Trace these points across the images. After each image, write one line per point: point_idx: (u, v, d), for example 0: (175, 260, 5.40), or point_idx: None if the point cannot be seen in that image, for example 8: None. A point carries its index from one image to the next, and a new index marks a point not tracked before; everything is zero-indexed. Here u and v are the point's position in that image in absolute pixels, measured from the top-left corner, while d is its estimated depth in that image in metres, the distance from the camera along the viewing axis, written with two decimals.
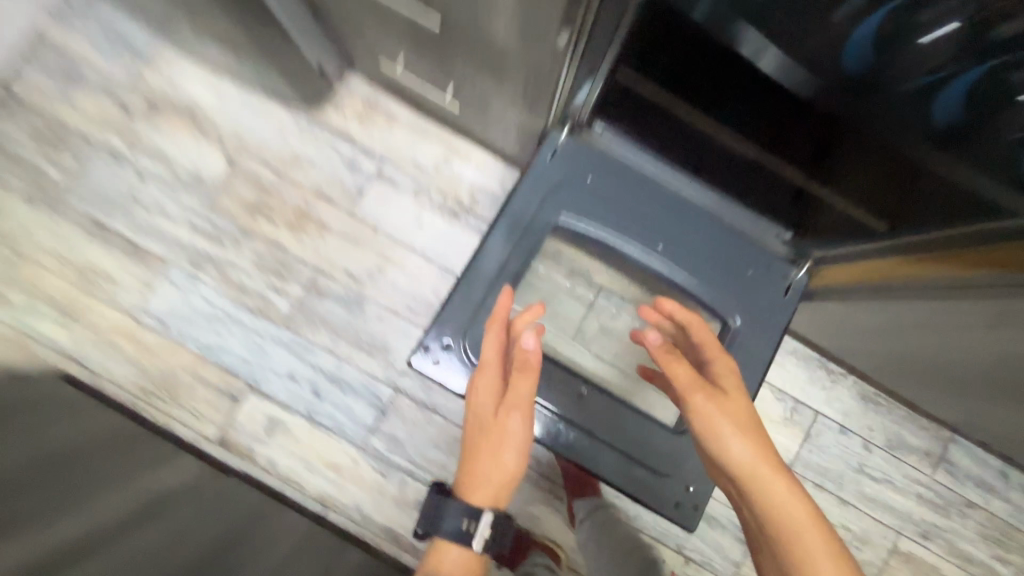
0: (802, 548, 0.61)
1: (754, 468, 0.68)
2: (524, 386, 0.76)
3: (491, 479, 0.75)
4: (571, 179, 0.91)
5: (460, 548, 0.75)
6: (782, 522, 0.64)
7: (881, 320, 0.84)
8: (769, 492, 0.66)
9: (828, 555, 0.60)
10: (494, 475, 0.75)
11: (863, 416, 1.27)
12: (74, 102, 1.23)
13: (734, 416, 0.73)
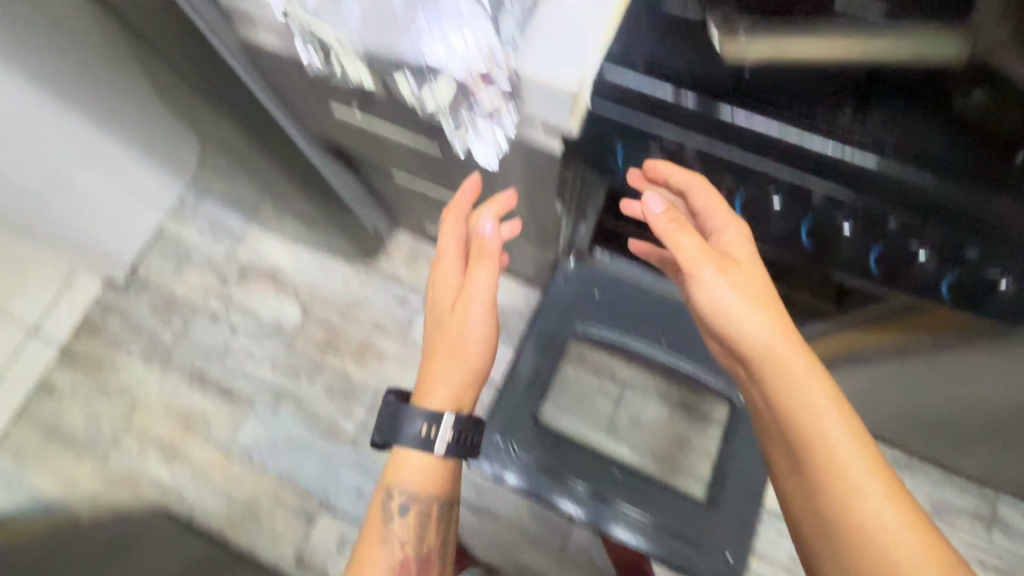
0: (828, 456, 0.54)
1: (775, 347, 0.57)
2: (485, 277, 0.69)
3: (451, 380, 0.71)
4: (582, 295, 1.07)
5: (421, 455, 0.72)
6: (800, 407, 0.56)
7: (862, 382, 0.92)
8: (797, 391, 0.56)
9: (858, 456, 0.54)
10: (453, 375, 0.71)
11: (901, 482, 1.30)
12: (183, 278, 1.54)
13: (750, 296, 0.57)
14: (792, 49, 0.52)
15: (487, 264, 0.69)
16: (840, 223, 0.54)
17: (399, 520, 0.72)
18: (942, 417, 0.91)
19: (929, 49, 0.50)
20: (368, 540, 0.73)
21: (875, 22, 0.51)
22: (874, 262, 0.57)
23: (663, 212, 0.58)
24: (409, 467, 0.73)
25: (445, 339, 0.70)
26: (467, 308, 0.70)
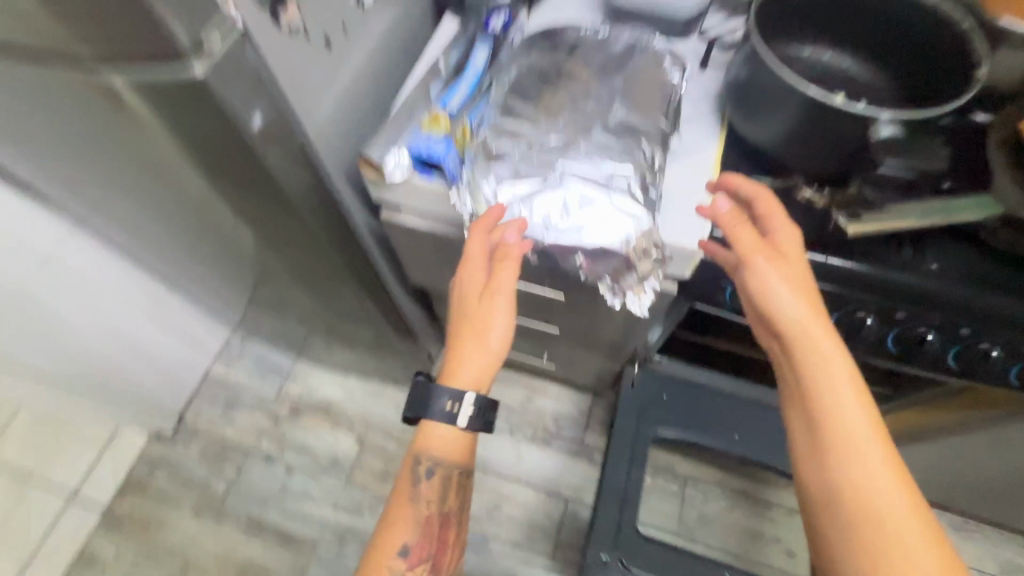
0: (853, 450, 0.58)
1: (809, 328, 0.60)
2: (510, 270, 0.59)
3: (475, 364, 0.63)
4: (651, 399, 1.14)
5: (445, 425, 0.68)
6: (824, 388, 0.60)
7: (929, 453, 1.00)
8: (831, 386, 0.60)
9: (879, 451, 0.58)
10: (479, 360, 0.63)
11: (966, 546, 1.34)
12: (232, 421, 1.54)
13: (799, 287, 0.61)
14: (881, 224, 0.62)
15: (509, 260, 0.58)
16: (925, 335, 0.64)
17: (427, 487, 0.70)
18: (1009, 480, 0.99)
19: (953, 214, 0.60)
20: (396, 496, 0.71)
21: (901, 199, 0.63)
22: (955, 364, 0.66)
23: (727, 211, 0.63)
24: (439, 437, 0.70)
25: (471, 324, 0.62)
26: (495, 296, 0.61)
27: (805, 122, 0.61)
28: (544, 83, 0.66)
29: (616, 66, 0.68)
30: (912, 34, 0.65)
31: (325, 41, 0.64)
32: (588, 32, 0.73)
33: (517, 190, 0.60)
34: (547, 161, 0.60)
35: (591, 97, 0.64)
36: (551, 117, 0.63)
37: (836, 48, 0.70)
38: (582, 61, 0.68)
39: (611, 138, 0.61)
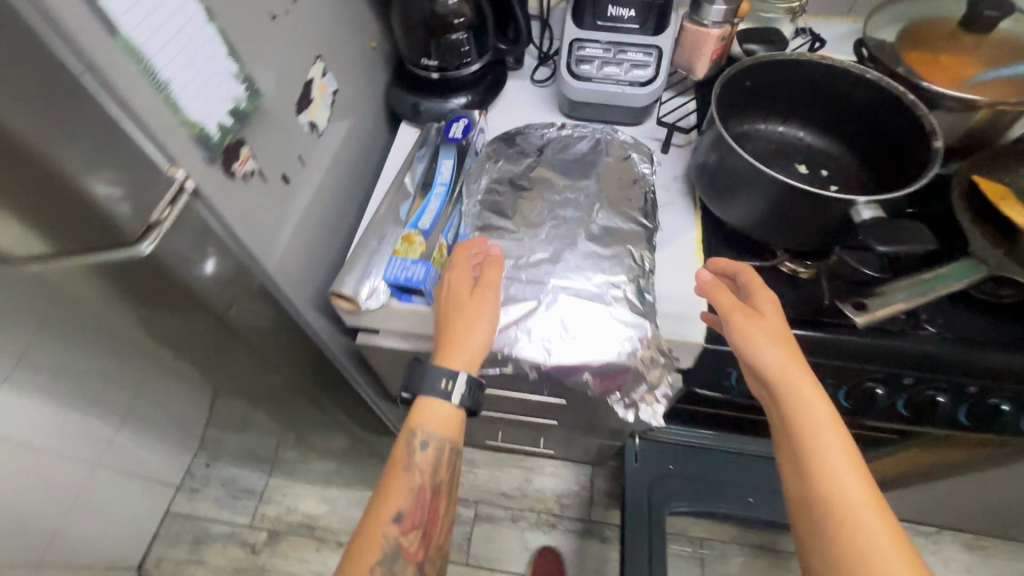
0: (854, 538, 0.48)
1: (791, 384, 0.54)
2: (496, 274, 0.55)
3: (469, 343, 0.53)
4: (657, 471, 1.09)
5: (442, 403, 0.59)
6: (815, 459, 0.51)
7: (941, 488, 0.99)
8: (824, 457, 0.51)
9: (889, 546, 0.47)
10: (473, 339, 0.53)
11: (983, 564, 1.33)
12: (203, 560, 1.38)
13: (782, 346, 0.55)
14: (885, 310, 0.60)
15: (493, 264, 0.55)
16: (937, 398, 0.63)
17: (421, 461, 0.59)
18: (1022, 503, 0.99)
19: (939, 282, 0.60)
20: (390, 467, 0.60)
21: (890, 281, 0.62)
22: (968, 420, 0.65)
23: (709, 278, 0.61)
24: (435, 410, 0.59)
25: (465, 314, 0.53)
26: (484, 299, 0.54)
27: (776, 206, 0.62)
28: (518, 193, 0.65)
29: (588, 168, 0.69)
30: (858, 103, 0.68)
31: (284, 178, 0.61)
32: (552, 130, 0.74)
33: (509, 314, 0.56)
34: (535, 277, 0.58)
35: (568, 201, 0.64)
36: (532, 231, 0.61)
37: (793, 119, 0.74)
38: (553, 166, 0.68)
39: (597, 245, 0.60)
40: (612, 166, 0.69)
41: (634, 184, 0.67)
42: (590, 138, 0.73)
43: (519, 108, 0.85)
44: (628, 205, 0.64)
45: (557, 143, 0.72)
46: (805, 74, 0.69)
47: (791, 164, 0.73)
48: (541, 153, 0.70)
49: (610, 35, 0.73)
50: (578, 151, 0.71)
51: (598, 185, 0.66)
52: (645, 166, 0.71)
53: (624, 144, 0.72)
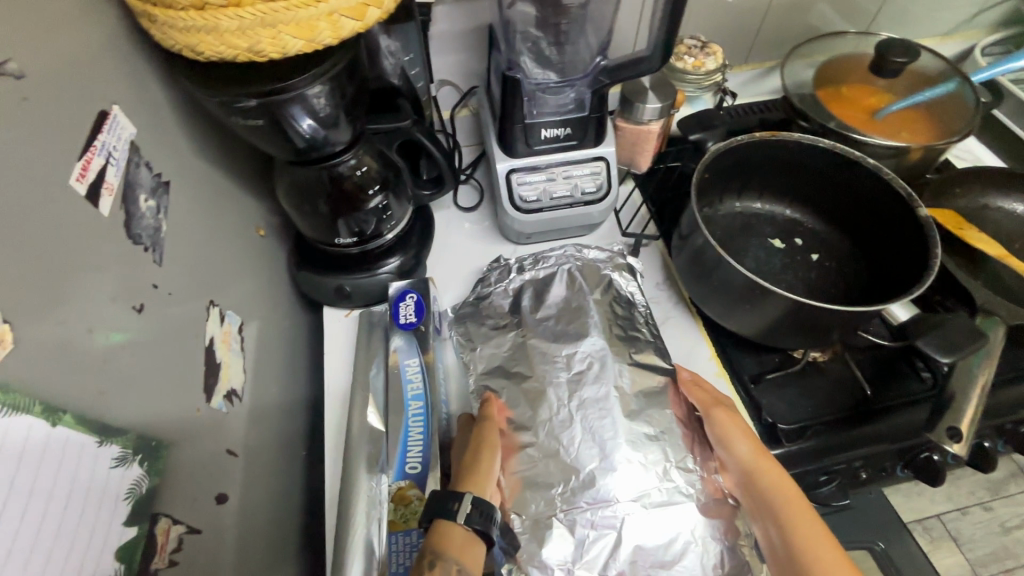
0: None
1: (760, 477, 0.47)
2: (496, 410, 0.52)
3: (478, 469, 0.47)
4: None
5: (449, 528, 0.43)
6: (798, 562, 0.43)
7: None
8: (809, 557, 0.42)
9: None
10: (486, 465, 0.48)
11: (960, 487, 1.44)
12: None
13: (753, 442, 0.49)
14: (968, 418, 0.51)
15: (491, 404, 0.53)
16: (984, 444, 0.62)
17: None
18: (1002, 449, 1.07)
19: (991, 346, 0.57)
20: None
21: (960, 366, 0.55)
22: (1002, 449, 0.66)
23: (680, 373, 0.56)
24: (446, 532, 0.43)
25: (471, 448, 0.49)
26: (488, 433, 0.50)
27: (793, 314, 0.56)
28: (523, 390, 0.54)
29: (579, 315, 0.59)
30: (815, 169, 0.66)
31: (218, 496, 0.44)
32: (513, 278, 0.63)
33: (591, 562, 0.45)
34: (599, 498, 0.47)
35: (586, 374, 0.54)
36: (559, 437, 0.50)
37: (747, 193, 0.71)
38: (547, 331, 0.58)
39: (642, 424, 0.51)
40: (598, 300, 0.60)
41: (631, 320, 0.60)
42: (561, 274, 0.62)
43: (460, 249, 0.72)
44: (641, 350, 0.57)
45: (529, 290, 0.62)
46: (756, 152, 0.66)
47: (764, 239, 0.69)
48: (522, 320, 0.59)
49: (548, 160, 0.63)
50: (556, 297, 0.61)
51: (606, 337, 0.57)
52: (629, 283, 0.63)
53: (597, 264, 0.64)
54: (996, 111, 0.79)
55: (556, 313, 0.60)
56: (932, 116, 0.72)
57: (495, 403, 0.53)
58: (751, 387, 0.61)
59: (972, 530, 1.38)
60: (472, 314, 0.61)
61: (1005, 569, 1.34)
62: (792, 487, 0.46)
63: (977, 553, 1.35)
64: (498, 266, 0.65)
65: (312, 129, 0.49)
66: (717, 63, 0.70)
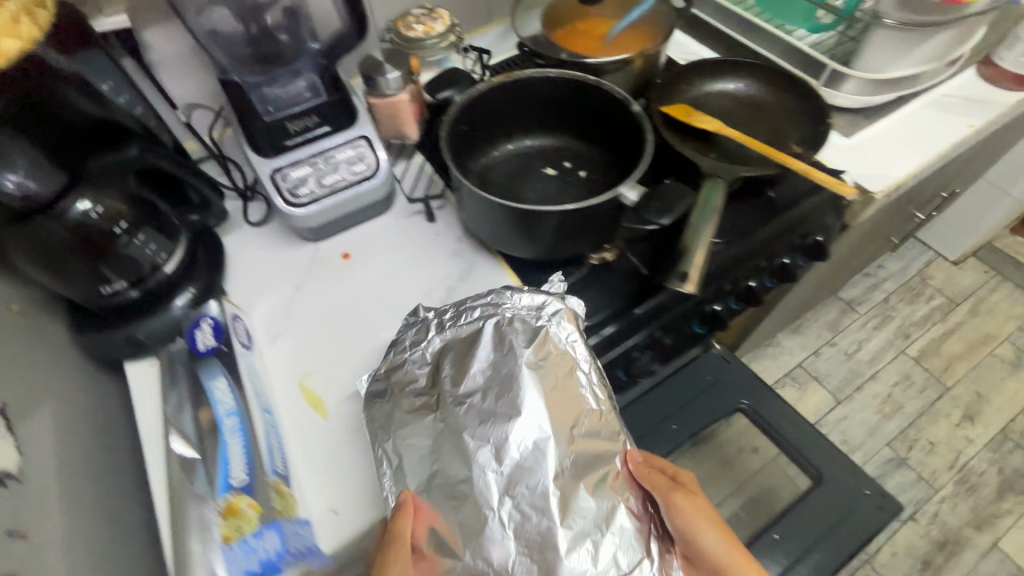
0: None
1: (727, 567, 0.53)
2: (404, 530, 0.48)
3: None
4: None
5: None
6: None
7: (773, 316, 1.22)
8: None
9: None
10: None
11: (809, 336, 1.69)
12: None
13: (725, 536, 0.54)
14: (694, 264, 0.62)
15: (405, 515, 0.49)
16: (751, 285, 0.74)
17: None
18: (814, 290, 1.26)
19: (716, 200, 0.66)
20: None
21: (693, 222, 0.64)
22: (773, 285, 0.79)
23: (638, 465, 0.55)
24: None
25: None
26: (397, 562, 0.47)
27: (563, 224, 0.62)
28: (443, 484, 0.51)
29: (510, 386, 0.55)
30: (557, 99, 0.73)
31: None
32: (432, 339, 0.59)
33: None
34: None
35: (523, 466, 0.52)
36: (486, 533, 0.49)
37: (515, 134, 0.77)
38: (475, 413, 0.54)
39: (583, 519, 0.51)
40: (531, 362, 0.56)
41: (571, 381, 0.56)
42: (484, 332, 0.58)
43: (261, 265, 0.72)
44: (582, 422, 0.54)
45: (452, 355, 0.58)
46: (502, 98, 0.72)
47: (539, 172, 0.76)
48: (441, 400, 0.55)
49: (305, 150, 0.64)
50: (481, 364, 0.57)
51: (547, 406, 0.54)
52: (568, 333, 0.59)
53: (530, 316, 0.59)
54: (700, 13, 0.93)
55: (483, 386, 0.55)
56: (646, 26, 0.82)
57: (402, 525, 0.49)
58: None
59: (826, 364, 1.64)
60: (382, 395, 0.56)
61: (856, 387, 1.60)
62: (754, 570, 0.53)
63: (833, 382, 1.60)
64: (417, 322, 0.61)
65: (19, 184, 0.47)
66: (448, 24, 0.74)
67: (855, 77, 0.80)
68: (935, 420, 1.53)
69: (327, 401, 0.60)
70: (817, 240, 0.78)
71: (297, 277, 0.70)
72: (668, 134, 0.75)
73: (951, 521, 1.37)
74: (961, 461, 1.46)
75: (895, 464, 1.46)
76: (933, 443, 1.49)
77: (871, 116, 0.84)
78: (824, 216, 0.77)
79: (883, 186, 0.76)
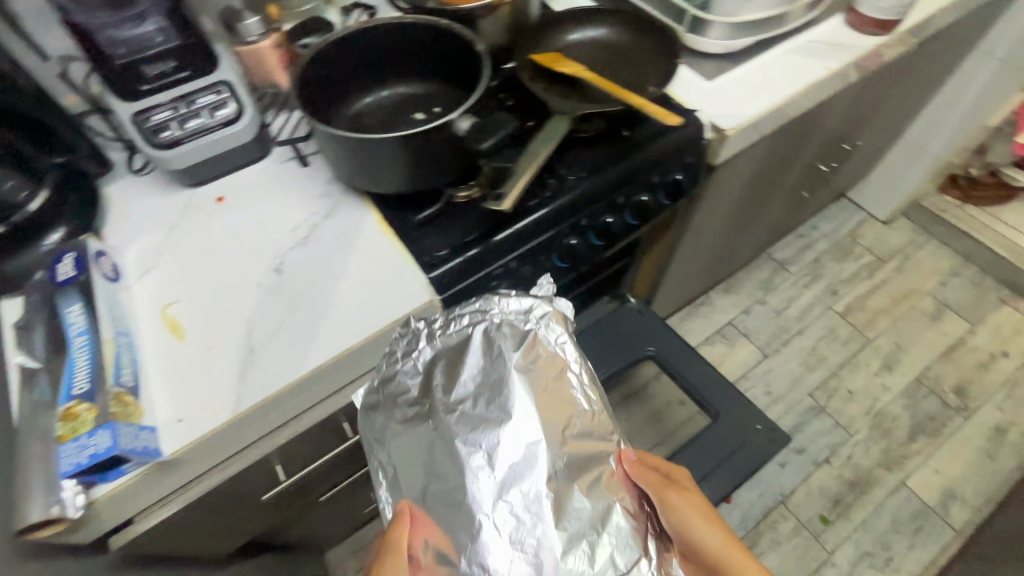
0: None
1: (721, 555, 0.59)
2: (399, 540, 0.50)
3: None
4: None
5: None
6: None
7: (681, 268, 1.27)
8: None
9: None
10: None
11: (740, 295, 1.73)
12: None
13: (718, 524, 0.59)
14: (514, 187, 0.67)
15: (401, 523, 0.51)
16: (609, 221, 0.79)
17: None
18: (723, 244, 1.31)
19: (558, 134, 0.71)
20: None
21: (537, 158, 0.69)
22: (637, 223, 0.84)
23: (631, 464, 0.56)
24: None
25: None
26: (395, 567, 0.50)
27: (409, 157, 0.66)
28: (439, 496, 0.52)
29: (497, 390, 0.55)
30: (422, 45, 0.77)
31: None
32: (422, 348, 0.58)
33: None
34: None
35: (515, 472, 0.51)
36: (481, 536, 0.49)
37: (390, 82, 0.81)
38: (466, 420, 0.54)
39: (571, 521, 0.51)
40: (520, 365, 0.55)
41: (561, 382, 0.56)
42: (476, 338, 0.57)
43: (140, 208, 0.75)
44: (575, 423, 0.54)
45: (442, 362, 0.57)
46: (366, 44, 0.75)
47: (409, 117, 0.79)
48: (433, 409, 0.55)
49: (168, 94, 0.68)
50: (472, 371, 0.56)
51: (537, 411, 0.54)
52: (556, 334, 0.58)
53: (518, 318, 0.58)
54: None
55: (472, 394, 0.55)
56: None
57: (396, 534, 0.50)
58: (414, 231, 0.71)
59: (755, 322, 1.68)
60: (376, 407, 0.57)
61: (783, 342, 1.65)
62: (746, 556, 0.59)
63: (761, 338, 1.66)
64: (407, 332, 0.59)
65: None
66: None
67: (718, 22, 0.83)
68: (856, 370, 1.59)
69: (185, 326, 0.64)
70: (677, 178, 0.82)
71: (173, 219, 0.74)
72: (529, 76, 0.79)
73: (863, 462, 1.44)
74: (878, 407, 1.52)
75: (816, 411, 1.52)
76: (852, 391, 1.55)
77: (736, 60, 0.88)
78: (684, 155, 0.81)
79: (734, 124, 0.80)
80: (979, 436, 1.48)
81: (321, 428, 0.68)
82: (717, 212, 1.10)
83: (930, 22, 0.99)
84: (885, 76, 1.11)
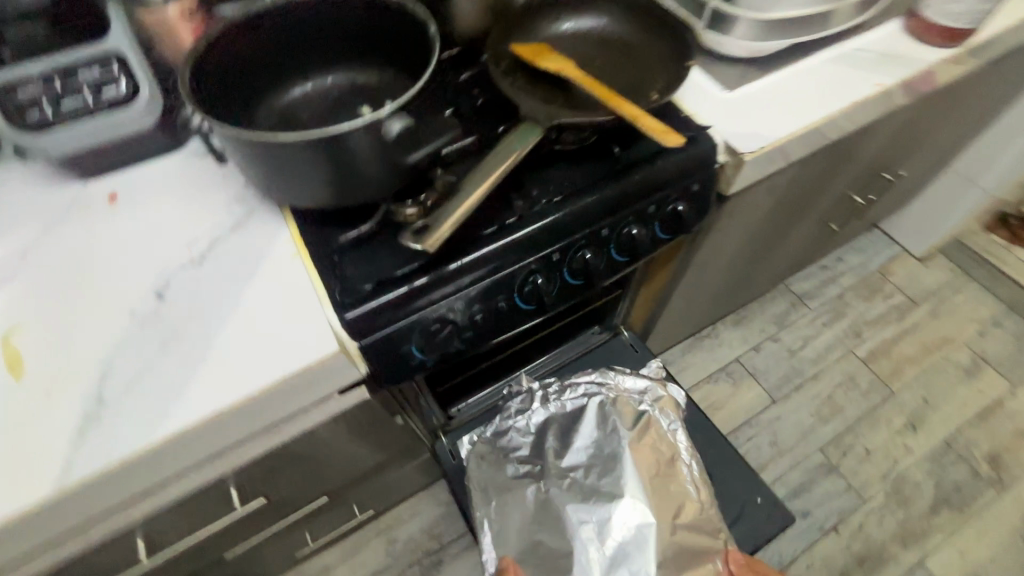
0: None
1: None
2: None
3: None
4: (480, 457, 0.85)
5: None
6: None
7: (682, 303, 1.11)
8: None
9: None
10: None
11: (751, 329, 1.56)
12: None
13: None
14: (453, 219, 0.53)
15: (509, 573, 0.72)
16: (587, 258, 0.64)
17: None
18: (732, 278, 1.14)
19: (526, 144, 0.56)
20: None
21: (494, 173, 0.54)
22: (625, 259, 0.68)
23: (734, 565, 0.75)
24: None
25: None
26: None
27: (327, 168, 0.51)
28: (544, 552, 0.77)
29: (608, 466, 0.81)
30: (367, 23, 0.62)
31: None
32: (537, 410, 0.85)
33: None
34: None
35: (623, 547, 0.76)
36: None
37: (331, 67, 0.66)
38: (577, 489, 0.80)
39: None
40: (631, 442, 0.83)
41: (674, 467, 0.81)
42: (595, 418, 0.85)
43: (8, 203, 0.60)
44: (683, 515, 0.78)
45: (556, 426, 0.85)
46: (298, 21, 0.61)
47: (353, 111, 0.64)
48: (552, 471, 0.82)
49: (42, 65, 0.55)
50: (583, 445, 0.83)
51: (650, 502, 0.78)
52: (667, 423, 0.84)
53: (634, 397, 0.86)
54: None
55: (586, 464, 0.82)
56: None
57: None
58: (334, 258, 0.56)
59: (765, 361, 1.51)
60: (490, 457, 0.83)
61: (795, 387, 1.47)
62: None
63: (771, 380, 1.48)
64: (528, 394, 0.85)
65: None
66: None
67: (744, 19, 0.66)
68: (875, 425, 1.41)
69: (28, 365, 0.50)
70: (677, 209, 0.67)
71: (46, 220, 0.59)
72: (503, 73, 0.65)
73: (876, 534, 1.27)
74: (898, 471, 1.35)
75: (825, 470, 1.35)
76: (868, 450, 1.38)
77: (765, 68, 0.71)
78: (688, 182, 0.66)
79: (754, 148, 0.64)
80: (1013, 516, 1.30)
81: (197, 497, 0.54)
82: (727, 245, 0.94)
83: (1005, 37, 0.81)
84: (941, 99, 0.93)
